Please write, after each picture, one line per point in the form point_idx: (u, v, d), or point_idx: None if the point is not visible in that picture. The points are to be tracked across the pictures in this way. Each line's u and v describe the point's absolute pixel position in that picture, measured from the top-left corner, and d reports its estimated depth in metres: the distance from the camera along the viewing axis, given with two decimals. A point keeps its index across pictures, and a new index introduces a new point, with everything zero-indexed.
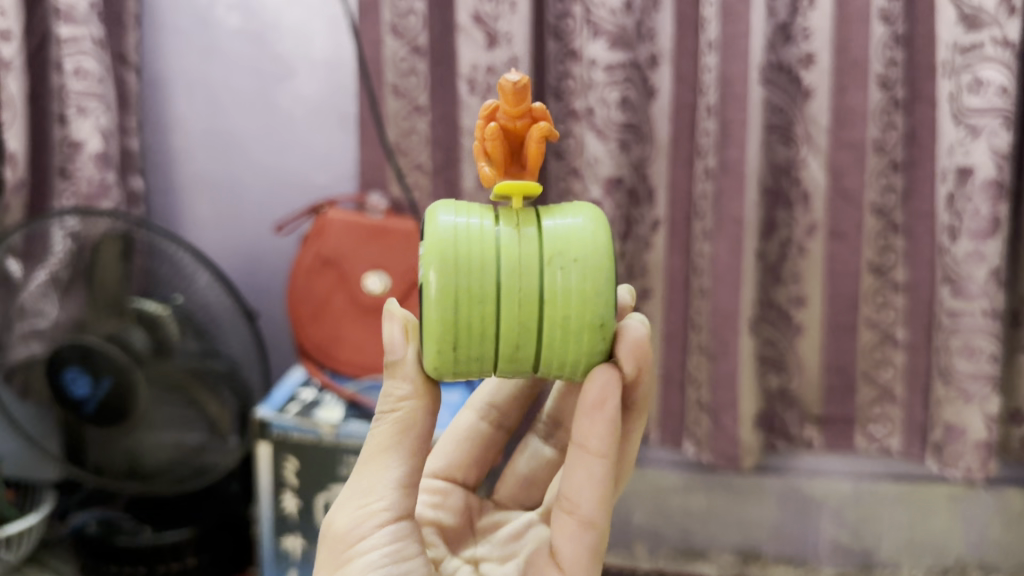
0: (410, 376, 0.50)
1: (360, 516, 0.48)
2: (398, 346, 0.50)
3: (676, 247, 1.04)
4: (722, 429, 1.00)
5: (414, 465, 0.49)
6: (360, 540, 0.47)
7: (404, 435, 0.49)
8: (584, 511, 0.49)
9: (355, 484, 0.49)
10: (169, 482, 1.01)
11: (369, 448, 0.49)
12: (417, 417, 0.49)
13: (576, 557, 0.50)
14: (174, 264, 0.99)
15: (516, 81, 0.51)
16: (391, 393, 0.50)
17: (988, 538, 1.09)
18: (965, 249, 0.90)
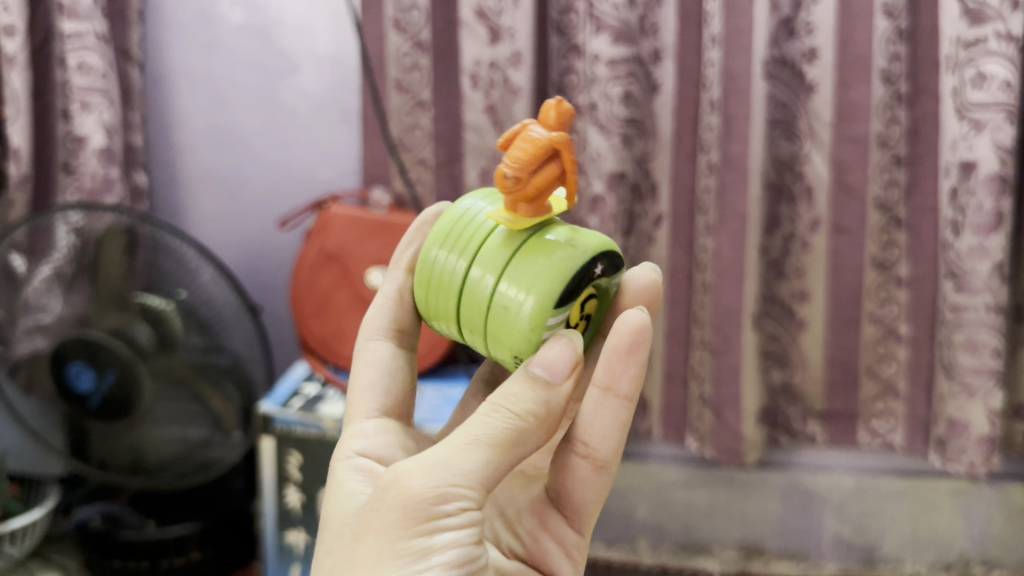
0: (548, 403, 0.49)
1: (442, 495, 0.45)
2: (559, 374, 0.50)
3: (680, 242, 1.03)
4: (725, 424, 1.00)
5: (502, 467, 0.48)
6: (440, 515, 0.45)
7: (516, 443, 0.48)
8: (601, 453, 0.57)
9: (443, 455, 0.47)
10: (173, 476, 1.02)
11: (473, 432, 0.48)
12: (531, 436, 0.49)
13: (591, 494, 0.58)
14: (179, 258, 0.98)
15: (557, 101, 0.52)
16: (522, 398, 0.49)
17: (992, 533, 1.09)
18: (968, 244, 0.90)
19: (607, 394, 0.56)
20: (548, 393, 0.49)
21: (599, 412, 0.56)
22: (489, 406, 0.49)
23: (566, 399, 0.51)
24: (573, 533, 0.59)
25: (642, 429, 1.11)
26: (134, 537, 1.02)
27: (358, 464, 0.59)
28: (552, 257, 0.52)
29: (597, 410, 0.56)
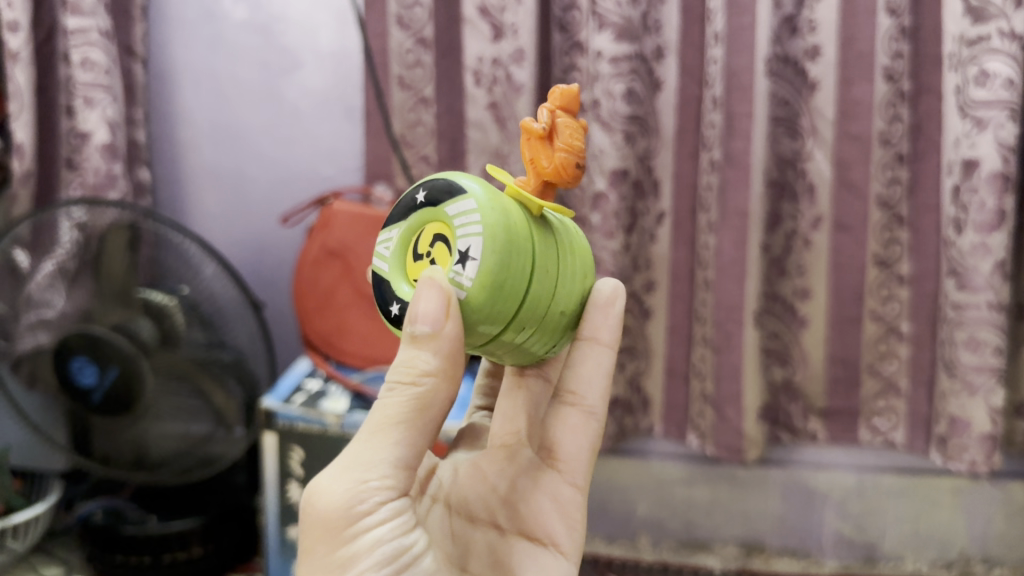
0: (439, 353, 0.46)
1: (357, 497, 0.48)
2: (438, 323, 0.45)
3: (682, 239, 1.04)
4: (726, 421, 1.00)
5: (419, 440, 0.49)
6: (362, 517, 0.49)
7: (414, 420, 0.48)
8: (588, 401, 0.64)
9: (354, 453, 0.49)
10: (174, 472, 1.02)
11: (375, 418, 0.48)
12: (433, 398, 0.48)
13: (581, 445, 0.64)
14: (181, 254, 0.99)
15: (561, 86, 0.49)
16: (412, 365, 0.47)
17: (992, 531, 1.09)
18: (971, 242, 0.90)
19: (590, 344, 0.61)
20: (435, 342, 0.46)
21: (579, 363, 0.63)
22: (391, 381, 0.48)
23: (459, 342, 0.46)
24: (568, 486, 0.63)
25: (644, 426, 1.11)
26: (136, 532, 1.03)
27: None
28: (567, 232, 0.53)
29: (580, 362, 0.63)
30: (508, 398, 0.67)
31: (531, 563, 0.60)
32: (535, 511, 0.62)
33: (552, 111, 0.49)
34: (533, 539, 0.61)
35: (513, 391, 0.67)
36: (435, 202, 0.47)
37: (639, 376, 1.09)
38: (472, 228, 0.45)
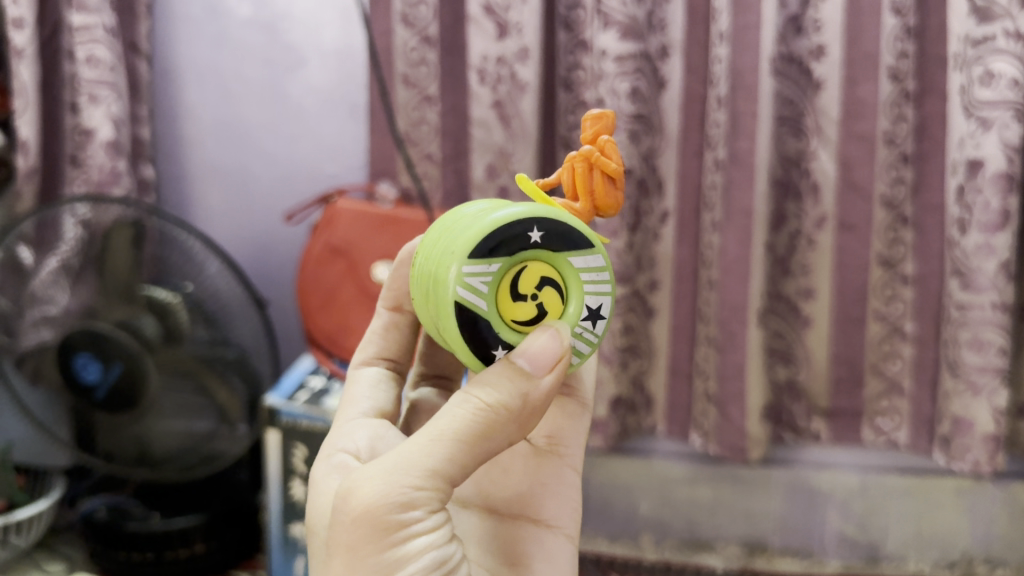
0: (525, 394, 0.47)
1: (410, 501, 0.45)
2: (541, 369, 0.47)
3: (686, 239, 1.04)
4: (730, 420, 1.00)
5: (471, 466, 0.47)
6: (409, 523, 0.45)
7: (477, 441, 0.46)
8: (581, 390, 0.65)
9: (409, 454, 0.46)
10: (177, 469, 1.02)
11: (438, 427, 0.46)
12: (502, 429, 0.47)
13: (579, 433, 0.64)
14: (185, 251, 1.00)
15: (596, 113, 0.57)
16: (495, 390, 0.46)
17: (996, 532, 1.09)
18: (975, 242, 0.90)
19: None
20: (528, 385, 0.47)
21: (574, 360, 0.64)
22: (466, 398, 0.47)
23: (546, 393, 0.48)
24: (570, 470, 0.63)
25: (646, 425, 1.13)
26: (140, 528, 1.03)
27: (335, 461, 0.56)
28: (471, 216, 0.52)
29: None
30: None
31: (536, 547, 0.59)
32: (538, 496, 0.61)
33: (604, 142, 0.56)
34: (536, 522, 0.61)
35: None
36: (555, 249, 0.48)
37: (642, 375, 1.09)
38: (603, 288, 0.50)
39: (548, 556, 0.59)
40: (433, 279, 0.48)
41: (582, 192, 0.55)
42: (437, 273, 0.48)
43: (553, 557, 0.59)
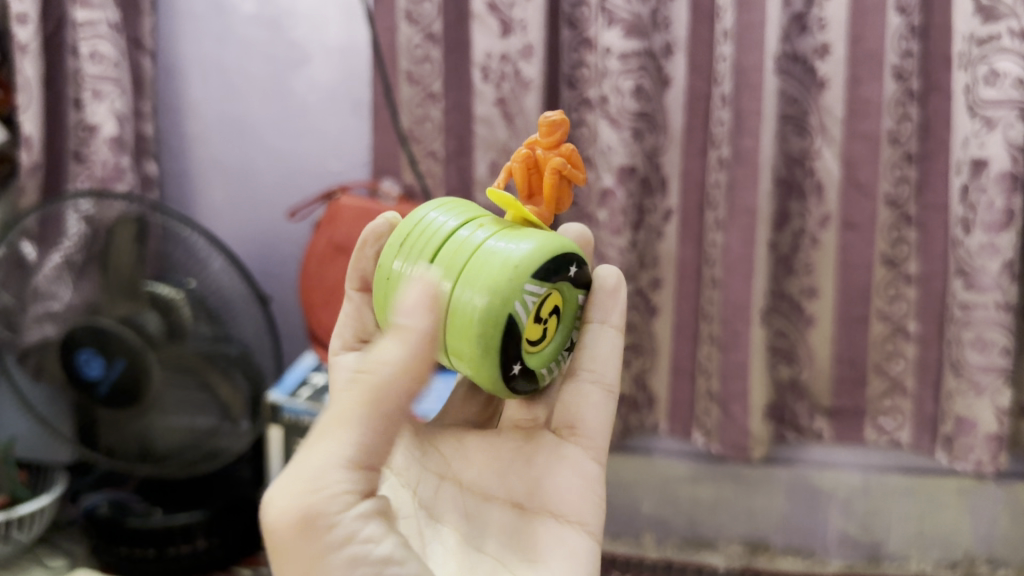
0: (409, 345, 0.46)
1: (309, 495, 0.45)
2: (417, 313, 0.46)
3: (688, 237, 1.04)
4: (732, 419, 1.00)
5: (371, 440, 0.46)
6: (319, 513, 0.45)
7: (364, 415, 0.46)
8: (606, 377, 0.61)
9: (313, 449, 0.47)
10: (180, 465, 1.02)
11: (331, 421, 0.47)
12: (398, 389, 0.46)
13: (603, 420, 0.60)
14: (189, 247, 0.99)
15: (551, 116, 0.57)
16: (372, 358, 0.46)
17: (998, 533, 1.09)
18: (979, 241, 0.90)
19: (598, 323, 0.61)
20: (408, 335, 0.46)
21: (592, 343, 0.61)
22: (353, 380, 0.47)
23: (432, 335, 0.47)
24: (590, 461, 0.59)
25: (648, 423, 1.11)
26: (141, 524, 1.03)
27: None
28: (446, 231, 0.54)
29: (591, 340, 0.61)
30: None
31: (554, 542, 0.57)
32: (554, 488, 0.59)
33: (559, 150, 0.58)
34: (555, 517, 0.58)
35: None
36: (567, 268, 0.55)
37: (645, 374, 1.09)
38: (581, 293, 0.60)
39: (569, 551, 0.56)
40: (470, 291, 0.50)
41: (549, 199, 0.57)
42: (481, 286, 0.50)
43: (571, 552, 0.56)
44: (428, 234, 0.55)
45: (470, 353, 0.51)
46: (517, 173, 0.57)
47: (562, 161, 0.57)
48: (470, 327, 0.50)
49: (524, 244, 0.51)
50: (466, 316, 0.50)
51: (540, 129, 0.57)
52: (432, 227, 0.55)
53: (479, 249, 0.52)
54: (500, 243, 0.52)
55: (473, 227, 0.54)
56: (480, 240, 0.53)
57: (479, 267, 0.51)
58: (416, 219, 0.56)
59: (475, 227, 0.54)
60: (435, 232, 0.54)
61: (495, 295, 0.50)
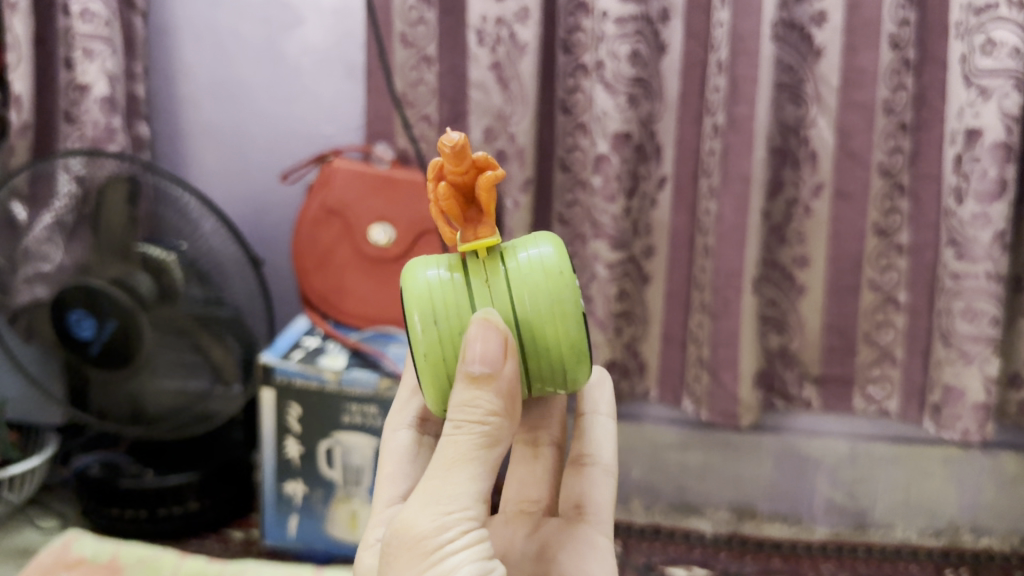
0: (501, 393, 0.50)
1: (441, 526, 0.49)
2: (498, 361, 0.50)
3: (682, 207, 1.04)
4: (721, 386, 1.02)
5: (488, 481, 0.51)
6: (445, 544, 0.49)
7: (478, 456, 0.50)
8: (602, 459, 0.71)
9: (431, 486, 0.50)
10: (170, 427, 1.05)
11: (445, 456, 0.50)
12: (501, 433, 0.51)
13: (606, 500, 0.69)
14: (180, 208, 0.99)
15: (454, 141, 0.51)
16: (475, 405, 0.50)
17: (982, 501, 1.10)
18: (971, 212, 0.90)
19: (591, 415, 0.73)
20: (496, 378, 0.50)
21: (587, 430, 0.72)
22: (453, 422, 0.50)
23: (514, 378, 0.51)
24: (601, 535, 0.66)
25: (638, 391, 1.12)
26: (132, 486, 1.04)
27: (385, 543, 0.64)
28: (467, 286, 0.54)
29: (588, 428, 0.73)
30: (525, 467, 0.72)
31: None
32: (572, 559, 0.63)
33: (473, 161, 0.53)
34: None
35: (527, 462, 0.72)
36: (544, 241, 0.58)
37: (635, 341, 1.10)
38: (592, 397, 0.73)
39: None
40: (549, 325, 0.54)
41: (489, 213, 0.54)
42: (554, 316, 0.54)
43: None
44: (453, 300, 0.54)
45: (569, 371, 0.55)
46: (448, 212, 0.53)
47: (485, 172, 0.53)
48: (567, 349, 0.54)
49: (545, 253, 0.54)
50: (560, 339, 0.54)
51: (441, 154, 0.52)
52: (447, 291, 0.54)
53: (513, 283, 0.54)
54: (528, 270, 0.54)
55: (481, 278, 0.54)
56: (506, 283, 0.54)
57: (532, 302, 0.54)
58: (420, 289, 0.54)
59: (476, 269, 0.55)
60: (451, 292, 0.54)
61: (570, 317, 0.54)
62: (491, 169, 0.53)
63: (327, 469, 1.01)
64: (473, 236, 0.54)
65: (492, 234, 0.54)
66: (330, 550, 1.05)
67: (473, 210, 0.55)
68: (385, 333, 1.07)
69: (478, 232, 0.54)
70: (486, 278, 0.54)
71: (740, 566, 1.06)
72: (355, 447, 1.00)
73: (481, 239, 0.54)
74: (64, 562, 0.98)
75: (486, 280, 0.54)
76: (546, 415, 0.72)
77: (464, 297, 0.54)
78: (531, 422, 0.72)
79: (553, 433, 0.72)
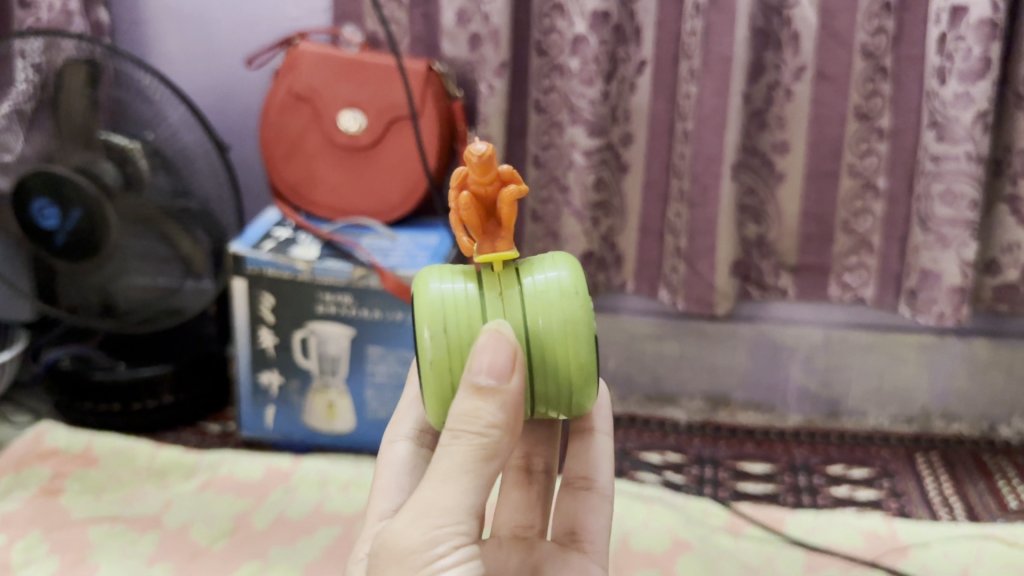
0: (505, 406, 0.50)
1: (432, 539, 0.49)
2: (503, 375, 0.50)
3: (661, 91, 1.01)
4: (698, 274, 1.02)
5: (481, 495, 0.51)
6: (435, 559, 0.49)
7: (473, 470, 0.50)
8: (599, 483, 0.69)
9: (422, 499, 0.50)
10: (138, 322, 1.04)
11: (441, 467, 0.50)
12: (499, 447, 0.50)
13: (602, 528, 0.68)
14: (142, 93, 0.96)
15: (482, 153, 0.53)
16: (476, 416, 0.50)
17: (954, 387, 1.11)
18: (953, 91, 0.89)
19: (591, 431, 0.69)
20: (500, 394, 0.50)
21: (586, 450, 0.69)
22: (452, 431, 0.50)
23: (518, 393, 0.51)
24: (594, 565, 0.65)
25: (616, 283, 1.11)
26: (105, 378, 1.02)
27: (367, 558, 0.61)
28: (481, 300, 0.55)
29: (587, 446, 0.69)
30: (517, 491, 0.71)
31: None
32: None
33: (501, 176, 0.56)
34: None
35: (520, 487, 0.71)
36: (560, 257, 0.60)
37: (613, 233, 1.08)
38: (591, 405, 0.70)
39: None
40: (559, 344, 0.55)
41: (509, 225, 0.56)
42: (566, 336, 0.55)
43: None
44: (464, 312, 0.55)
45: (574, 394, 0.57)
46: (468, 221, 0.55)
47: (510, 187, 0.55)
48: (576, 369, 0.56)
49: (560, 274, 0.56)
50: (571, 361, 0.55)
51: (467, 164, 0.54)
52: (461, 304, 0.55)
53: (528, 301, 0.55)
54: (543, 289, 0.56)
55: (494, 292, 0.56)
56: (519, 299, 0.56)
57: (544, 323, 0.55)
58: (434, 300, 0.55)
59: (491, 285, 0.56)
60: (467, 305, 0.55)
61: (583, 339, 0.55)
62: (515, 185, 0.56)
63: (303, 359, 1.01)
64: (490, 249, 0.56)
65: (511, 248, 0.56)
66: (306, 440, 1.06)
67: (493, 224, 0.57)
68: (357, 224, 1.03)
69: (496, 244, 0.56)
70: (500, 296, 0.56)
71: (714, 451, 1.08)
72: (330, 337, 0.99)
73: (498, 251, 0.56)
74: (37, 452, 0.98)
75: (501, 296, 0.56)
76: (541, 439, 0.72)
77: (477, 311, 0.55)
78: (525, 447, 0.72)
79: (547, 455, 0.72)
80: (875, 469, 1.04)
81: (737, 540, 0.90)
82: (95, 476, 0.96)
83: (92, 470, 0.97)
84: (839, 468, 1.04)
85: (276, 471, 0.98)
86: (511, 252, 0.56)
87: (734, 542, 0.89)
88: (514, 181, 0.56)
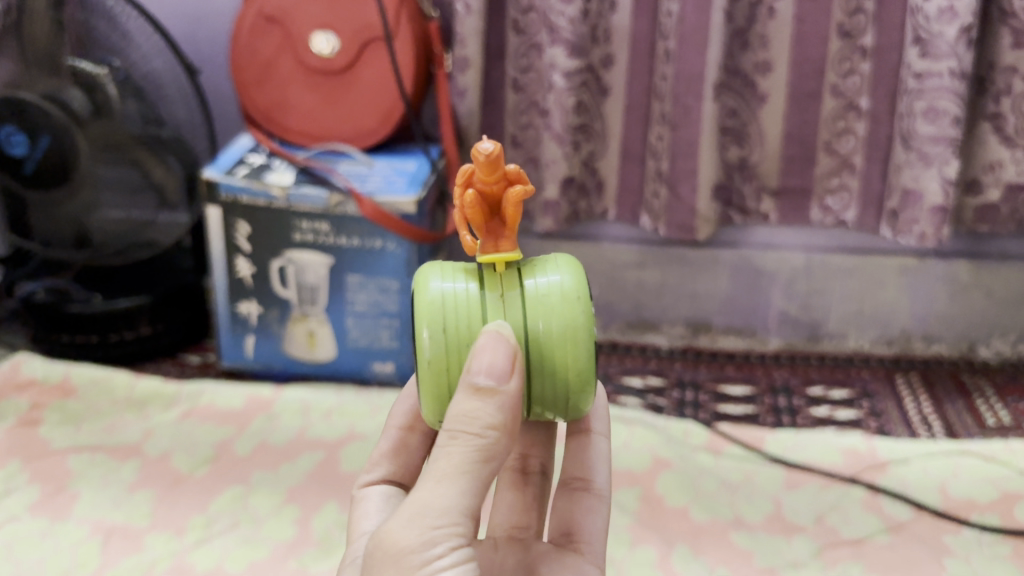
0: (504, 408, 0.49)
1: (428, 540, 0.47)
2: (502, 377, 0.49)
3: (642, 11, 0.99)
4: (680, 199, 1.01)
5: (479, 496, 0.49)
6: (432, 560, 0.47)
7: (472, 470, 0.48)
8: (596, 483, 0.66)
9: (419, 499, 0.48)
10: (112, 253, 1.02)
11: (438, 467, 0.48)
12: (497, 449, 0.49)
13: (599, 530, 0.64)
14: (110, 19, 0.93)
15: (489, 153, 0.52)
16: (473, 417, 0.48)
17: (934, 310, 1.12)
18: (937, 5, 0.87)
19: (587, 432, 0.67)
20: (498, 395, 0.48)
21: (583, 450, 0.67)
22: (449, 431, 0.48)
23: (517, 395, 0.50)
24: (590, 566, 0.62)
25: (597, 210, 1.10)
26: (81, 309, 1.02)
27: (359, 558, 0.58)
28: (481, 300, 0.55)
29: (584, 447, 0.67)
30: (513, 493, 0.68)
31: None
32: None
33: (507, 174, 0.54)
34: None
35: (515, 488, 0.68)
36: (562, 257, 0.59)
37: (594, 159, 1.07)
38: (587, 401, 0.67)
39: None
40: (559, 348, 0.54)
41: (513, 223, 0.55)
42: (566, 341, 0.54)
43: None
44: (465, 312, 0.54)
45: (572, 397, 0.56)
46: (472, 218, 0.54)
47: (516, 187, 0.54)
48: (573, 376, 0.55)
49: (563, 278, 0.55)
50: (569, 365, 0.54)
51: (474, 162, 0.53)
52: (461, 303, 0.54)
53: (529, 303, 0.54)
54: (545, 293, 0.55)
55: (496, 293, 0.55)
56: (521, 300, 0.55)
57: (545, 327, 0.54)
58: (434, 299, 0.54)
59: (492, 286, 0.55)
60: (467, 306, 0.54)
61: (583, 346, 0.55)
62: (521, 184, 0.54)
63: (281, 288, 1.00)
64: (493, 247, 0.55)
65: (514, 248, 0.55)
66: (288, 369, 1.05)
67: (496, 221, 0.56)
68: (334, 151, 1.02)
69: (499, 244, 0.55)
70: (501, 297, 0.55)
71: (694, 374, 1.08)
72: (308, 265, 0.98)
73: (501, 252, 0.55)
74: (14, 383, 0.97)
75: (502, 297, 0.55)
76: (538, 440, 0.70)
77: (477, 313, 0.54)
78: (521, 447, 0.70)
79: (544, 457, 0.70)
80: (855, 390, 1.05)
81: (718, 458, 0.90)
82: (73, 407, 0.95)
83: (70, 402, 0.96)
84: (819, 389, 1.05)
85: (257, 401, 0.98)
86: (515, 254, 0.55)
87: (714, 461, 0.90)
88: (520, 179, 0.55)
